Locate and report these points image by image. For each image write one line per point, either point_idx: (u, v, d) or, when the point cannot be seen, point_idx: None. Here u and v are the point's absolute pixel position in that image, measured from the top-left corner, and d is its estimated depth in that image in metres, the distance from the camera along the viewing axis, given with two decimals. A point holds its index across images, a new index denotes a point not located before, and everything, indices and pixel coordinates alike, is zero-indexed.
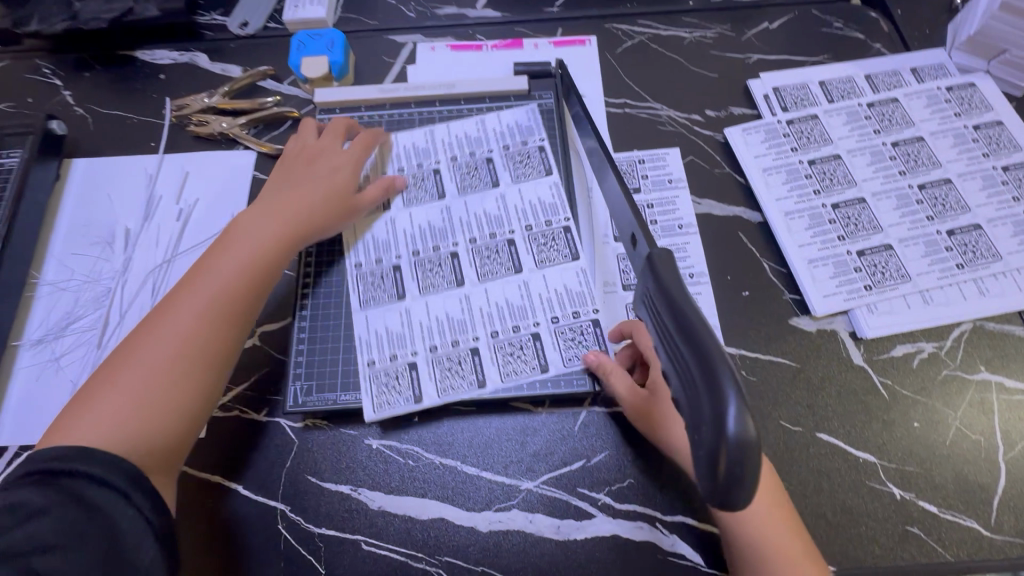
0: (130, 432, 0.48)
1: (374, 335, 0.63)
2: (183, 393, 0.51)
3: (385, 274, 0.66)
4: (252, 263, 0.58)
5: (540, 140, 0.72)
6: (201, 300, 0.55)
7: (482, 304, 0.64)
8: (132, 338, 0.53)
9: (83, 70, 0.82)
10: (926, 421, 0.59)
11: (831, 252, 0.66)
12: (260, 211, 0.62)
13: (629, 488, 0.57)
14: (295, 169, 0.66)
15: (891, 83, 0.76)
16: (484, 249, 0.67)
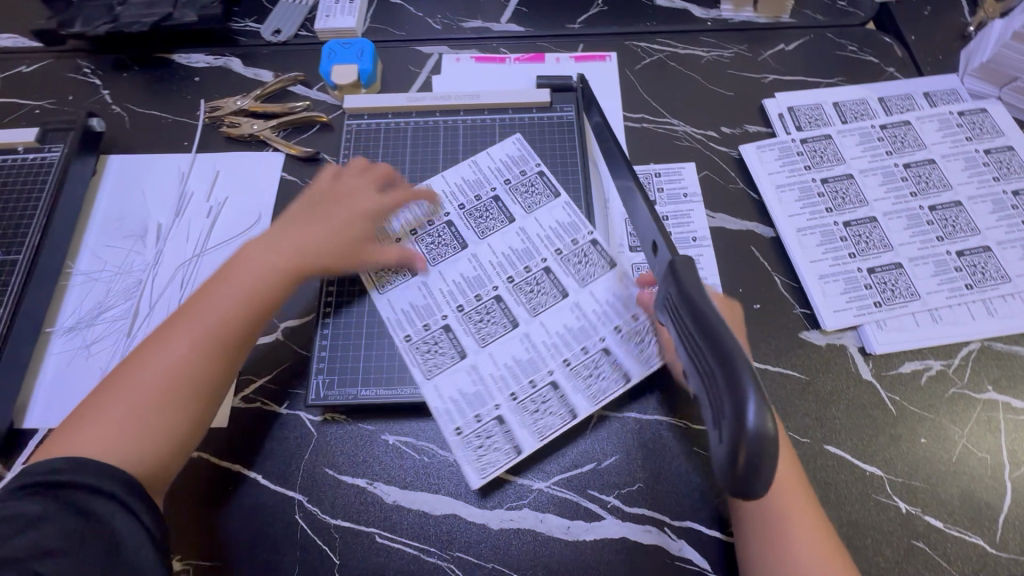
0: (125, 446, 0.51)
1: (450, 402, 0.60)
2: (169, 418, 0.53)
3: (432, 335, 0.63)
4: (252, 300, 0.59)
5: (537, 166, 0.73)
6: (200, 325, 0.56)
7: (544, 336, 0.63)
8: (131, 359, 0.55)
9: (121, 71, 0.86)
10: (933, 437, 0.60)
11: (842, 268, 0.67)
12: (269, 244, 0.62)
13: (638, 492, 0.59)
14: (310, 208, 0.66)
15: (903, 107, 0.78)
16: (528, 281, 0.66)
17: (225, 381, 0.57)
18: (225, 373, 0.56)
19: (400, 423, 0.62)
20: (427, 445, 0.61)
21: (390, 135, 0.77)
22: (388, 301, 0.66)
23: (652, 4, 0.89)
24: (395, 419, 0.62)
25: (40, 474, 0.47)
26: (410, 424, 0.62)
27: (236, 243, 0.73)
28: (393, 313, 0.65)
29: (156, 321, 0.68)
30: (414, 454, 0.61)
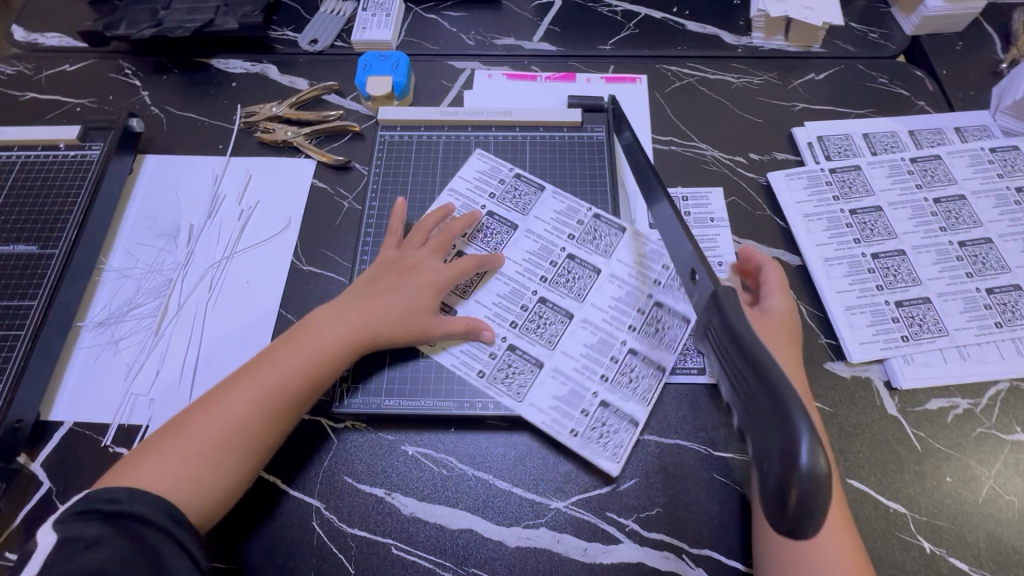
0: (180, 486, 0.51)
1: (551, 409, 0.62)
2: (215, 473, 0.53)
3: (504, 359, 0.65)
4: (311, 370, 0.58)
5: (512, 171, 0.76)
6: (267, 382, 0.56)
7: (598, 314, 0.67)
8: (193, 407, 0.56)
9: (161, 73, 0.88)
10: (959, 476, 0.59)
11: (869, 300, 0.67)
12: (338, 313, 0.61)
13: (657, 517, 0.58)
14: (382, 278, 0.64)
15: (933, 141, 0.78)
16: (558, 274, 0.69)
17: (274, 444, 0.56)
18: (274, 437, 0.56)
19: (420, 434, 0.62)
20: (446, 458, 0.61)
21: (422, 147, 0.79)
22: (450, 359, 0.65)
23: (684, 28, 0.90)
24: (415, 430, 0.62)
25: (98, 501, 0.48)
26: (431, 437, 0.62)
27: (266, 246, 0.74)
28: (455, 360, 0.65)
29: (184, 320, 0.69)
30: (432, 466, 0.61)
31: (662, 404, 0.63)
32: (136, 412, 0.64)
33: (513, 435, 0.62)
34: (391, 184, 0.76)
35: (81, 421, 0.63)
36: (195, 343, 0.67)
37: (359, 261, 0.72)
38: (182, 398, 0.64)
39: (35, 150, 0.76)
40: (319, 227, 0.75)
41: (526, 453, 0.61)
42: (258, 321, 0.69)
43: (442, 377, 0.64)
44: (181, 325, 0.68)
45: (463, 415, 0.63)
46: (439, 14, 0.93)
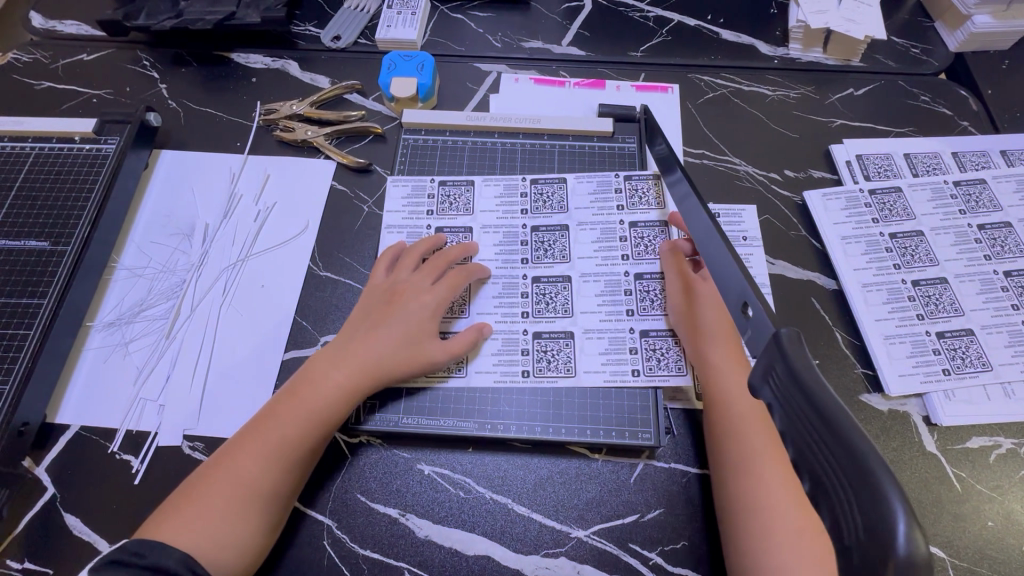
0: (208, 546, 0.49)
1: (603, 363, 0.63)
2: (238, 531, 0.50)
3: (538, 348, 0.64)
4: (319, 414, 0.56)
5: (433, 180, 0.74)
6: (278, 431, 0.54)
7: (590, 263, 0.68)
8: (208, 467, 0.54)
9: (180, 66, 0.86)
10: (1002, 520, 0.56)
11: (909, 330, 0.64)
12: (337, 354, 0.59)
13: (682, 551, 0.56)
14: (377, 313, 0.62)
15: (978, 164, 0.75)
16: (534, 249, 0.69)
17: (294, 492, 0.54)
18: (293, 487, 0.54)
19: (438, 453, 0.60)
20: (464, 479, 0.59)
21: (447, 153, 0.76)
22: (491, 377, 0.63)
23: (718, 38, 0.87)
24: (432, 448, 0.60)
25: (131, 555, 0.47)
26: (449, 456, 0.60)
27: (281, 249, 0.71)
28: (497, 376, 0.63)
29: (196, 322, 0.67)
30: (449, 487, 0.58)
31: (688, 430, 0.61)
32: (144, 418, 0.62)
33: (533, 458, 0.60)
34: (413, 190, 0.74)
35: (87, 426, 0.61)
36: (206, 346, 0.65)
37: None
38: (193, 403, 0.62)
39: (49, 142, 0.74)
40: (336, 231, 0.73)
41: (547, 477, 0.59)
42: (270, 323, 0.67)
43: (463, 395, 0.62)
44: (193, 328, 0.66)
45: (481, 436, 0.60)
46: (466, 14, 0.90)
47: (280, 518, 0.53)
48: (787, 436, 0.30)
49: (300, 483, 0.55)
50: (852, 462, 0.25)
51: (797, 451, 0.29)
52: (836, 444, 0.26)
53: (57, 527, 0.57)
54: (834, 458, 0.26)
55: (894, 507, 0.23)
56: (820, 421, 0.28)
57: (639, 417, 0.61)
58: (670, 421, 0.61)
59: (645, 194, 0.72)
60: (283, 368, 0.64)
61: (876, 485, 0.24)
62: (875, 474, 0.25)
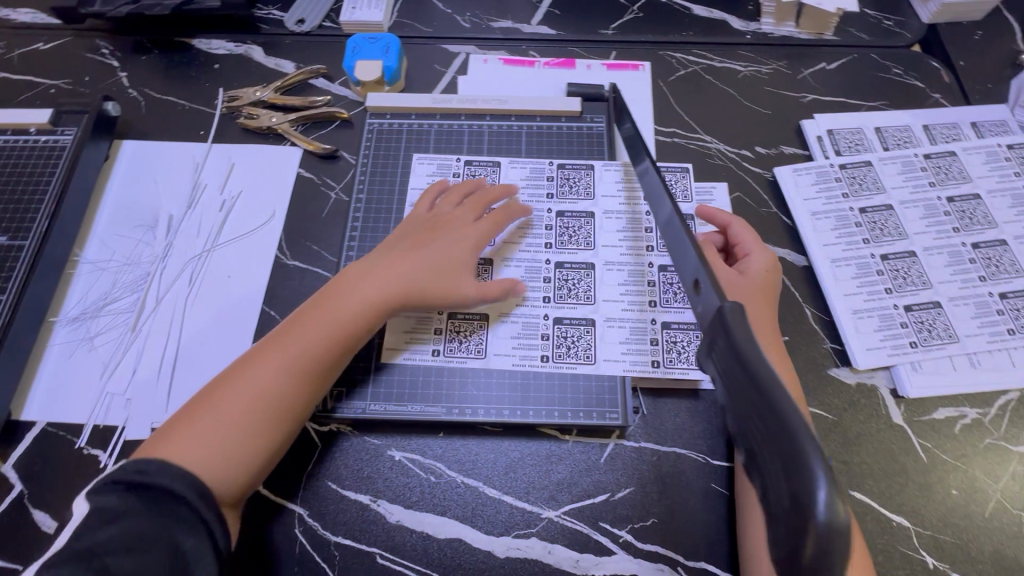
0: (219, 452, 0.49)
1: (625, 354, 0.62)
2: (252, 442, 0.50)
3: (558, 333, 0.64)
4: (345, 331, 0.56)
5: (460, 161, 0.73)
6: (305, 342, 0.54)
7: (614, 252, 0.68)
8: (229, 372, 0.54)
9: (140, 54, 0.84)
10: (966, 489, 0.57)
11: (877, 305, 0.64)
12: (370, 268, 0.60)
13: (652, 528, 0.56)
14: (415, 237, 0.62)
15: (949, 136, 0.75)
16: (559, 234, 0.69)
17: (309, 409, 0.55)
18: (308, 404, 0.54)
19: (408, 438, 0.60)
20: (436, 464, 0.59)
21: (413, 136, 0.75)
22: (510, 361, 0.63)
23: (690, 13, 0.86)
24: (403, 434, 0.60)
25: (128, 472, 0.45)
26: (420, 441, 0.60)
27: (249, 239, 0.70)
28: (516, 359, 0.63)
29: (162, 315, 0.66)
30: (421, 472, 0.58)
31: (658, 407, 0.61)
32: (112, 413, 0.61)
33: (505, 441, 0.60)
34: (378, 175, 0.73)
35: (54, 422, 0.61)
36: (173, 339, 0.65)
37: (345, 256, 0.68)
38: (161, 398, 0.62)
39: (5, 135, 0.72)
40: (303, 219, 0.72)
41: (517, 459, 0.59)
42: (237, 314, 0.66)
43: (432, 380, 0.62)
44: (159, 320, 0.66)
45: (451, 421, 0.60)
46: None
47: (286, 440, 0.53)
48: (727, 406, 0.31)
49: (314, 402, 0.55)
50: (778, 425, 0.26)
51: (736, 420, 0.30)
52: (764, 409, 0.27)
53: (25, 523, 0.56)
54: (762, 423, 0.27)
55: (812, 467, 0.24)
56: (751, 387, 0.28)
57: (607, 398, 0.61)
58: (639, 401, 0.62)
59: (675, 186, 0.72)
60: None
61: (797, 444, 0.25)
62: (796, 434, 0.25)
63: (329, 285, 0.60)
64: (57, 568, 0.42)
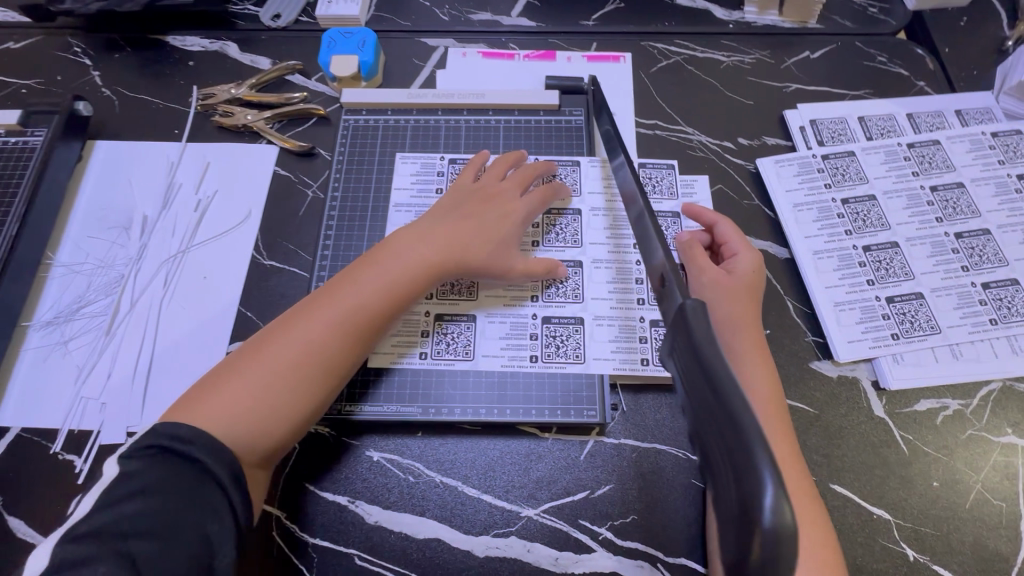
0: (263, 410, 0.49)
1: (614, 352, 0.62)
2: (296, 402, 0.51)
3: (547, 333, 0.63)
4: (391, 296, 0.56)
5: (444, 159, 0.72)
6: (354, 303, 0.54)
7: (603, 249, 0.67)
8: (273, 328, 0.53)
9: (113, 52, 0.82)
10: (947, 480, 0.57)
11: (859, 296, 0.64)
12: (419, 234, 0.59)
13: (631, 525, 0.56)
14: (464, 207, 0.62)
15: (933, 125, 0.74)
16: (547, 232, 0.68)
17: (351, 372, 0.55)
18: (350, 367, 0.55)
19: (386, 438, 0.59)
20: (414, 464, 0.58)
21: (389, 133, 0.74)
22: (499, 361, 0.62)
23: (672, 3, 0.85)
24: (381, 435, 0.60)
25: (165, 438, 0.45)
26: (398, 441, 0.59)
27: (224, 240, 0.69)
28: (504, 360, 0.62)
29: (137, 318, 0.65)
30: (399, 472, 0.58)
31: (638, 403, 0.61)
32: (86, 418, 0.61)
33: (484, 440, 0.59)
34: (355, 173, 0.72)
35: (28, 428, 0.60)
36: (148, 343, 0.64)
37: (320, 256, 0.67)
38: (136, 402, 0.61)
39: None
40: (280, 219, 0.71)
41: (496, 458, 0.59)
42: (213, 316, 0.65)
43: (409, 380, 0.61)
44: (134, 323, 0.65)
45: (429, 421, 0.60)
46: None
47: (326, 402, 0.53)
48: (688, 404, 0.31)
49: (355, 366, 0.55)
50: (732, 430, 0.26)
51: (696, 418, 0.30)
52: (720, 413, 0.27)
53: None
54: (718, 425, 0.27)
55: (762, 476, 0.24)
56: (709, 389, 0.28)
57: (585, 396, 0.60)
58: (619, 398, 0.61)
59: (661, 182, 0.71)
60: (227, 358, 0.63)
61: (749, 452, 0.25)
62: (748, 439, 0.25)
63: (376, 248, 0.59)
64: (76, 545, 0.40)
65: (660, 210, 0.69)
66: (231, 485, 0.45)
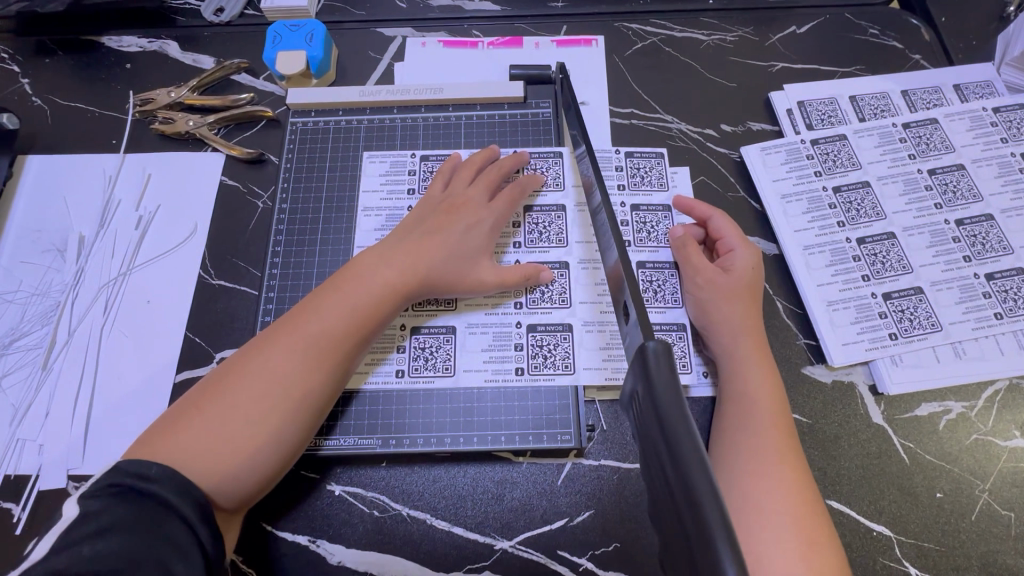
0: (233, 451, 0.43)
1: (605, 362, 0.57)
2: (270, 439, 0.45)
3: (533, 342, 0.58)
4: (367, 314, 0.51)
5: (416, 154, 0.67)
6: (326, 325, 0.49)
7: (588, 248, 0.62)
8: (234, 362, 0.47)
9: (43, 56, 0.76)
10: (952, 490, 0.53)
11: (853, 293, 0.59)
12: (388, 251, 0.54)
13: (614, 553, 0.52)
14: (431, 220, 0.57)
15: (929, 102, 0.68)
16: (529, 231, 0.62)
17: (330, 402, 0.49)
18: (329, 397, 0.49)
19: (348, 471, 0.55)
20: (379, 497, 0.54)
21: (341, 134, 0.68)
22: (481, 376, 0.57)
23: None
24: (342, 468, 0.55)
25: (126, 475, 0.39)
26: (361, 473, 0.55)
27: (167, 259, 0.64)
28: (488, 374, 0.57)
29: (75, 349, 0.60)
30: (363, 507, 0.54)
31: (618, 421, 0.56)
32: (22, 461, 0.56)
33: (454, 468, 0.55)
34: (306, 180, 0.66)
35: None
36: (87, 376, 0.59)
37: (269, 273, 0.62)
38: (75, 442, 0.56)
39: None
40: (228, 233, 0.65)
41: (467, 487, 0.54)
42: (158, 343, 0.60)
43: (371, 405, 0.56)
44: (72, 356, 0.60)
45: (393, 452, 0.55)
46: None
47: (304, 438, 0.48)
48: (652, 474, 0.31)
49: (334, 395, 0.50)
50: (693, 513, 0.26)
51: (660, 493, 0.30)
52: (684, 494, 0.26)
53: None
54: (681, 508, 0.27)
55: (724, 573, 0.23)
56: (672, 466, 0.28)
57: (558, 418, 0.56)
58: (597, 416, 0.57)
59: (650, 173, 0.66)
60: (174, 389, 0.58)
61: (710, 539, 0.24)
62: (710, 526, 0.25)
63: (344, 267, 0.54)
64: None
65: (641, 205, 0.64)
66: (198, 521, 0.39)
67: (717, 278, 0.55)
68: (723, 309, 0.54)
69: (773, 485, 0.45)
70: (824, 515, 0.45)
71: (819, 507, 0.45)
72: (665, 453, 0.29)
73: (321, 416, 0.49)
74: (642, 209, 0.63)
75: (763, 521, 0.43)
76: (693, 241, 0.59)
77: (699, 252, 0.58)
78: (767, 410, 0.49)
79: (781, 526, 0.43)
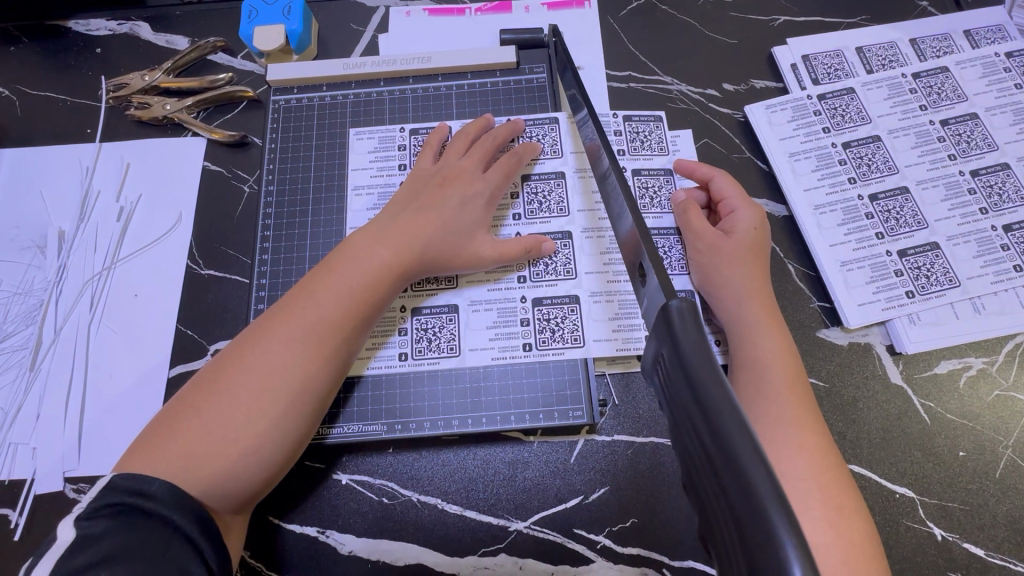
0: (237, 449, 0.41)
1: (614, 334, 0.55)
2: (274, 433, 0.43)
3: (539, 317, 0.56)
4: (364, 298, 0.48)
5: (403, 128, 0.64)
6: (321, 311, 0.46)
7: (590, 216, 0.59)
8: (228, 356, 0.45)
9: (6, 44, 0.72)
10: (975, 449, 0.52)
11: (868, 252, 0.57)
12: (383, 231, 0.51)
13: (631, 528, 0.50)
14: (424, 196, 0.54)
15: (939, 49, 0.65)
16: (529, 202, 0.60)
17: (333, 390, 0.47)
18: (332, 386, 0.47)
19: (353, 459, 0.53)
20: (387, 484, 0.52)
21: (326, 112, 0.65)
22: (488, 355, 0.55)
23: None
24: (348, 456, 0.53)
25: (125, 494, 0.37)
26: (367, 460, 0.53)
27: (152, 250, 0.61)
28: (495, 352, 0.55)
29: (63, 349, 0.58)
30: (371, 494, 0.52)
31: (631, 395, 0.55)
32: (16, 467, 0.54)
33: (463, 451, 0.53)
34: (292, 161, 0.63)
35: None
36: (77, 376, 0.57)
37: (260, 260, 0.60)
38: (69, 443, 0.54)
39: None
40: (214, 221, 0.63)
41: (477, 470, 0.53)
42: (149, 337, 0.58)
43: (375, 391, 0.54)
44: (60, 356, 0.58)
45: (399, 437, 0.53)
46: None
47: (309, 428, 0.46)
48: (686, 443, 0.29)
49: (336, 384, 0.48)
50: (744, 500, 0.23)
51: (701, 475, 0.27)
52: (734, 480, 0.24)
53: None
54: (729, 495, 0.24)
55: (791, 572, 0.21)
56: (715, 449, 0.25)
57: (569, 394, 0.54)
58: (608, 391, 0.55)
59: (649, 137, 0.63)
60: (169, 384, 0.56)
61: (769, 528, 0.22)
62: (766, 515, 0.22)
63: (334, 250, 0.51)
64: None
65: (643, 170, 0.61)
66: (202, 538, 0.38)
67: (719, 240, 0.53)
68: (730, 272, 0.52)
69: (794, 451, 0.43)
70: (849, 480, 0.44)
71: (843, 471, 0.44)
72: (701, 421, 0.27)
73: (325, 406, 0.47)
74: (644, 173, 0.61)
75: (787, 487, 0.42)
76: (694, 203, 0.56)
77: (699, 214, 0.55)
78: (789, 369, 0.47)
79: (806, 491, 0.42)
